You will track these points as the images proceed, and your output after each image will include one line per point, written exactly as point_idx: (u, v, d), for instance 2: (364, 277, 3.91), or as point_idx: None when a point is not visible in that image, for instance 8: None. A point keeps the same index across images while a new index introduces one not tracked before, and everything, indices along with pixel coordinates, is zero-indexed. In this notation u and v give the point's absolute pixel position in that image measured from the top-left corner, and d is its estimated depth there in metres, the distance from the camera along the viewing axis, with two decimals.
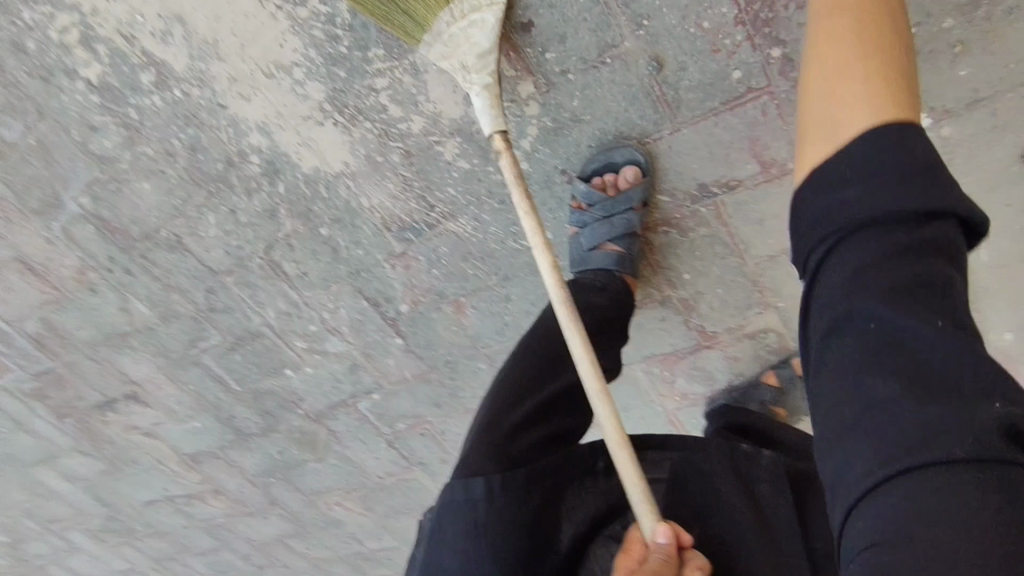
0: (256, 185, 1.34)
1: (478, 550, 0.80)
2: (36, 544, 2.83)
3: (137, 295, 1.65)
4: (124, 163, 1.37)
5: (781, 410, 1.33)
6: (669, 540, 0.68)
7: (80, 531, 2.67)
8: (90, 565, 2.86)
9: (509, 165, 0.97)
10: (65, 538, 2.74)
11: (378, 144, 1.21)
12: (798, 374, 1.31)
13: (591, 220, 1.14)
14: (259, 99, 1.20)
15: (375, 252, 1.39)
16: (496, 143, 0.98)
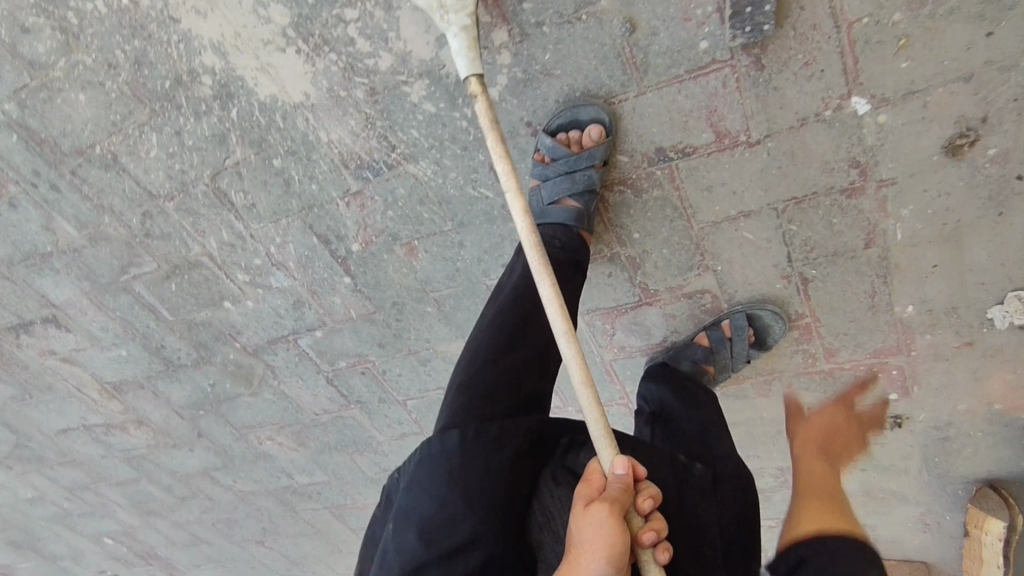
0: (206, 108, 1.28)
1: (443, 491, 0.89)
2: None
3: (63, 214, 1.56)
4: (59, 71, 1.28)
5: (710, 367, 1.45)
6: (626, 471, 0.81)
7: None
8: None
9: (486, 110, 0.97)
10: None
11: (343, 78, 1.18)
12: (727, 337, 1.40)
13: (552, 174, 1.17)
14: (217, 17, 1.15)
15: (330, 188, 1.37)
16: (472, 86, 0.98)
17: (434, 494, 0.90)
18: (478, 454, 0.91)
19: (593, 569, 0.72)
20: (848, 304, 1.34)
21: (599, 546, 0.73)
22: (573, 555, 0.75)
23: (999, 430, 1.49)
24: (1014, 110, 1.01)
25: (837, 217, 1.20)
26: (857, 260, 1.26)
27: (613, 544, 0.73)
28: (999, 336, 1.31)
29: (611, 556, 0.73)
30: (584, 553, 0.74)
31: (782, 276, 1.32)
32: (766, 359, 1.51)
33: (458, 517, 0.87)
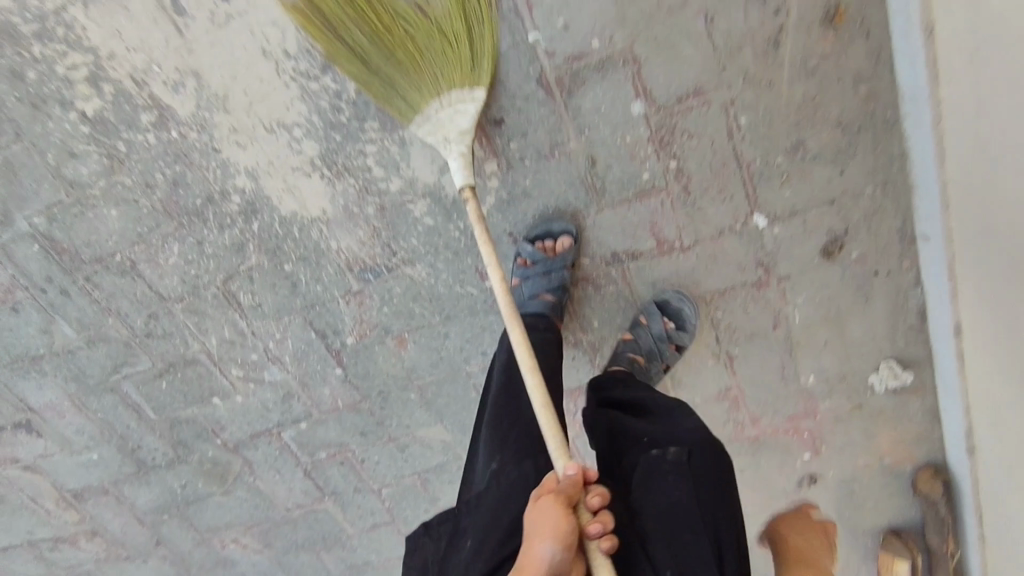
0: (230, 221, 1.49)
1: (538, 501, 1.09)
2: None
3: (66, 317, 1.66)
4: (97, 190, 1.46)
5: None
6: (577, 471, 0.98)
7: None
8: None
9: (475, 212, 1.23)
10: None
11: (358, 197, 1.44)
12: None
13: (532, 274, 1.44)
14: (255, 149, 1.39)
15: (333, 288, 1.58)
16: (466, 193, 1.24)
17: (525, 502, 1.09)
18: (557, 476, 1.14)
19: (543, 549, 0.90)
20: (765, 376, 1.65)
21: (546, 530, 0.92)
22: (528, 540, 0.93)
23: (892, 481, 1.80)
24: (865, 225, 1.41)
25: (751, 306, 1.53)
26: (769, 339, 1.58)
27: (559, 527, 0.92)
28: (880, 398, 1.65)
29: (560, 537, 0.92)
30: (536, 538, 0.92)
31: (712, 354, 1.62)
32: None
33: None
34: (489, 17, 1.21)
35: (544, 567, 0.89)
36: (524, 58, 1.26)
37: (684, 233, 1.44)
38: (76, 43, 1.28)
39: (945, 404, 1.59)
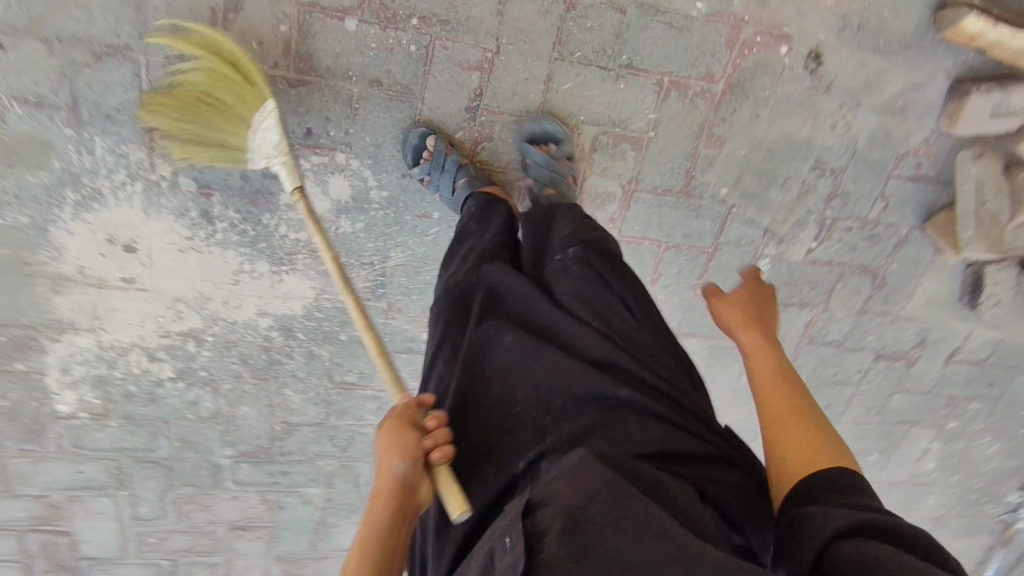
0: (289, 347, 1.93)
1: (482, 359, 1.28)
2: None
3: (303, 483, 2.24)
4: (224, 405, 2.00)
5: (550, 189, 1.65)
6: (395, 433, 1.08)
7: None
8: None
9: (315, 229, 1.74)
10: None
11: (315, 260, 1.78)
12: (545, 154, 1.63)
13: (436, 181, 1.62)
14: (246, 299, 1.81)
15: (377, 319, 1.92)
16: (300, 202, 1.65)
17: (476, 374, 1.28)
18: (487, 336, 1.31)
19: (393, 469, 1.06)
20: (668, 45, 1.63)
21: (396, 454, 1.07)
22: (377, 474, 1.07)
23: None
24: None
25: (587, 22, 1.57)
26: (632, 24, 1.59)
27: (400, 450, 1.07)
28: None
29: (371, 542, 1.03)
30: (385, 461, 1.06)
31: (616, 79, 1.64)
32: (682, 125, 1.73)
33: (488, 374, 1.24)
34: (208, 34, 1.43)
35: (394, 484, 1.06)
36: (268, 85, 1.51)
37: (498, 88, 1.61)
38: (124, 349, 1.83)
39: None
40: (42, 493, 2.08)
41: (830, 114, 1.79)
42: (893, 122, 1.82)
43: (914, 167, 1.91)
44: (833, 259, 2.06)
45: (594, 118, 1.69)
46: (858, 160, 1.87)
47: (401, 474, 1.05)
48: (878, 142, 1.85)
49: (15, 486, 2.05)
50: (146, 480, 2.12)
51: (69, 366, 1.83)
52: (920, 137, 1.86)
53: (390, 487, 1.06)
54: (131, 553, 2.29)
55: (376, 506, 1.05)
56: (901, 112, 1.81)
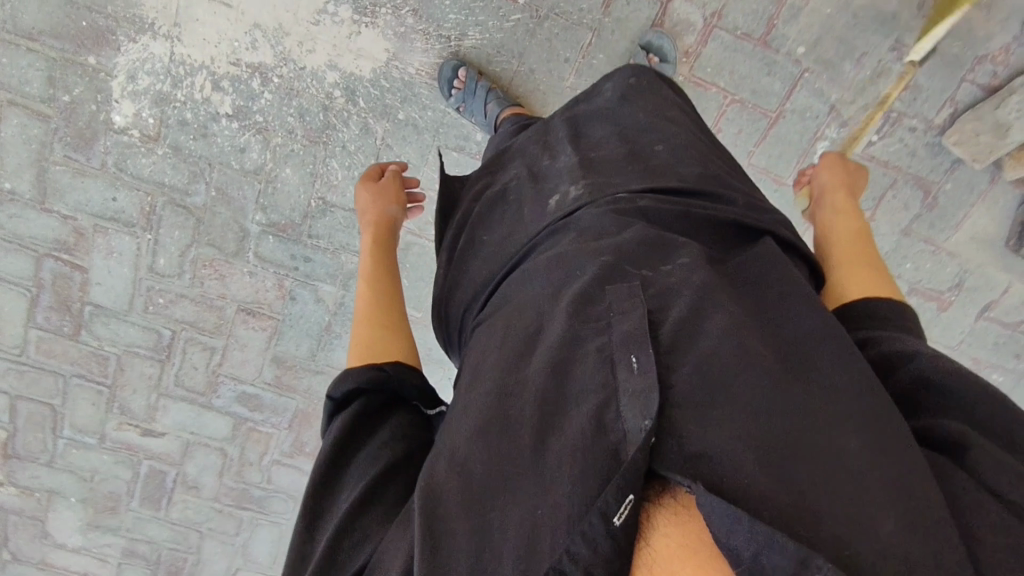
0: (347, 113, 1.96)
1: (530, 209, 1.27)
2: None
3: (320, 277, 2.20)
4: (270, 162, 2.02)
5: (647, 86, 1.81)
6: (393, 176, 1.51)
7: None
8: None
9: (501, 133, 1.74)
10: None
11: (396, 18, 1.85)
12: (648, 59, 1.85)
13: (469, 104, 1.86)
14: (320, 45, 1.87)
15: (438, 104, 1.96)
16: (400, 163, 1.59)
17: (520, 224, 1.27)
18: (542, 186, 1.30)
19: (389, 209, 1.45)
20: None
21: (386, 202, 1.46)
22: (375, 207, 1.44)
23: None
24: None
25: None
26: None
27: (389, 198, 1.47)
28: None
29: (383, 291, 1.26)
30: (383, 202, 1.45)
31: None
32: None
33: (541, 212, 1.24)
34: None
35: (387, 217, 1.43)
36: None
37: None
38: (192, 70, 1.90)
39: None
40: (71, 214, 2.10)
41: None
42: (977, 15, 1.85)
43: (990, 74, 1.91)
44: (892, 161, 2.04)
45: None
46: (937, 48, 1.89)
47: (392, 213, 1.44)
48: (957, 35, 1.87)
49: (50, 197, 2.07)
50: (173, 227, 2.12)
51: (137, 73, 1.91)
52: (1002, 40, 1.88)
53: (384, 217, 1.43)
54: (135, 312, 2.26)
55: (368, 226, 1.41)
56: (988, 6, 1.84)
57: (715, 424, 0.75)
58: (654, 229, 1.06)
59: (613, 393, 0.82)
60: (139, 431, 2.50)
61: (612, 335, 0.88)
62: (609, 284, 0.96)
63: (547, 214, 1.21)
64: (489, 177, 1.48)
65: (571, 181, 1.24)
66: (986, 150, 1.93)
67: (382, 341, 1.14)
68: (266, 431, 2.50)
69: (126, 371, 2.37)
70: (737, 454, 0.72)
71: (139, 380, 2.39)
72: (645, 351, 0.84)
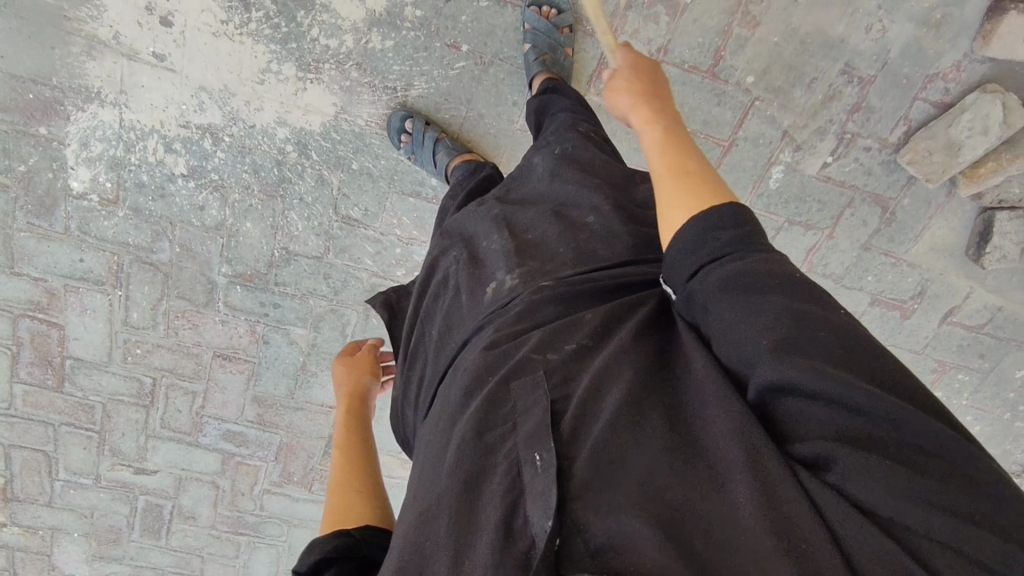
0: (300, 167, 1.97)
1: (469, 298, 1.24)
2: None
3: (291, 321, 2.25)
4: (230, 218, 2.04)
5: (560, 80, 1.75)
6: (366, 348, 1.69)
7: None
8: None
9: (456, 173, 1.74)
10: None
11: (340, 73, 1.83)
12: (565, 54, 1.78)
13: (418, 153, 1.87)
14: (268, 103, 1.87)
15: (391, 152, 1.96)
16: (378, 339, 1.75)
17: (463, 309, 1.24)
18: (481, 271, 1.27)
19: (365, 379, 1.59)
20: None
21: (361, 372, 1.61)
22: (351, 376, 1.59)
23: None
24: None
25: None
26: None
27: (363, 368, 1.62)
28: None
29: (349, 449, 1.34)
30: (360, 373, 1.61)
31: None
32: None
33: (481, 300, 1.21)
34: None
35: (364, 385, 1.58)
36: None
37: None
38: (143, 134, 1.91)
39: None
40: (41, 277, 2.13)
41: (866, 14, 1.80)
42: (927, 35, 1.82)
43: (941, 91, 1.90)
44: (847, 180, 2.04)
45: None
46: (887, 70, 1.87)
47: (367, 382, 1.59)
48: (908, 55, 1.85)
49: (17, 262, 2.10)
50: (143, 283, 2.16)
51: (88, 141, 1.91)
52: (953, 59, 1.85)
53: (361, 386, 1.57)
54: (114, 363, 2.31)
55: (343, 394, 1.54)
56: (938, 25, 1.81)
57: (610, 512, 0.74)
58: (573, 317, 1.05)
59: (522, 496, 0.79)
60: (131, 470, 2.58)
61: (518, 432, 0.87)
62: (516, 377, 0.95)
63: (484, 308, 1.19)
64: (426, 278, 1.45)
65: (507, 268, 1.21)
66: (939, 169, 1.93)
67: (350, 502, 1.16)
68: (254, 464, 2.58)
69: (112, 417, 2.44)
70: (635, 545, 0.70)
71: (126, 425, 2.47)
72: (546, 446, 0.82)
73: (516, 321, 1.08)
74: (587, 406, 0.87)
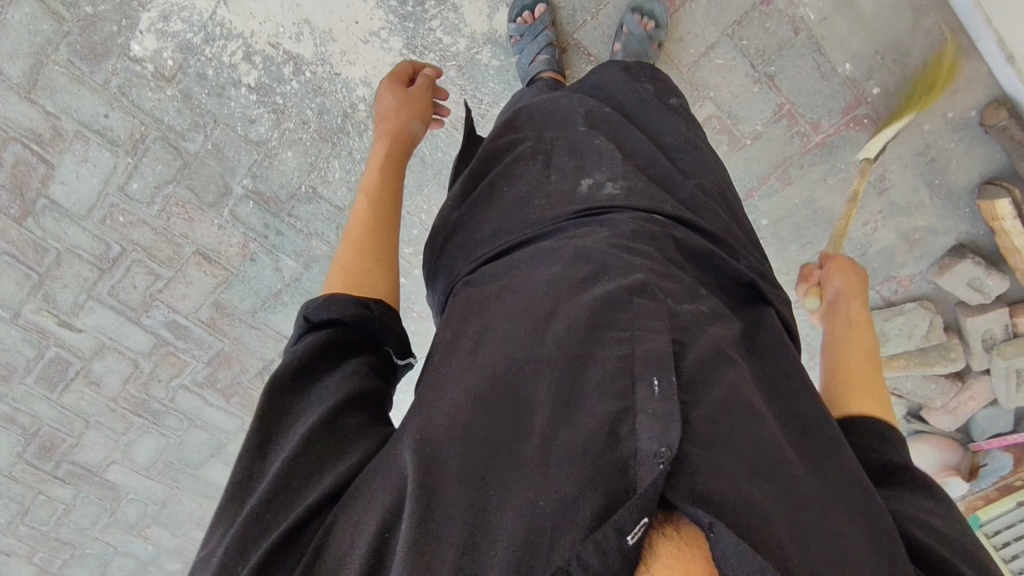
0: (364, 126, 2.04)
1: (551, 193, 1.24)
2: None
3: (286, 252, 2.31)
4: (274, 141, 2.08)
5: None
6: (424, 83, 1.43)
7: None
8: None
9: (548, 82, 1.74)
10: None
11: (440, 66, 1.94)
12: None
13: (524, 45, 1.84)
14: (361, 61, 1.94)
15: (449, 150, 2.09)
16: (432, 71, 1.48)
17: (544, 200, 1.23)
18: (582, 174, 1.27)
19: (414, 126, 1.35)
20: (806, 82, 1.92)
21: (415, 113, 1.37)
22: (401, 118, 1.34)
23: (964, 135, 1.96)
24: None
25: (768, 22, 1.86)
26: (795, 46, 1.88)
27: (418, 110, 1.38)
28: (919, 56, 1.87)
29: (373, 197, 1.19)
30: (410, 117, 1.35)
31: (755, 81, 1.93)
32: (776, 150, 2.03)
33: (565, 201, 1.21)
34: None
35: (408, 134, 1.34)
36: None
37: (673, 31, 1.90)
38: (229, 35, 1.92)
39: (978, 38, 1.80)
40: (55, 113, 2.03)
41: (868, 212, 2.16)
42: (903, 245, 2.20)
43: (891, 290, 2.30)
44: None
45: (720, 101, 1.96)
46: (864, 258, 2.24)
47: (415, 130, 1.36)
48: (884, 253, 2.23)
49: (37, 90, 1.99)
50: (156, 161, 2.13)
51: (170, 16, 1.90)
52: (911, 271, 2.25)
53: (404, 133, 1.33)
54: (91, 220, 2.26)
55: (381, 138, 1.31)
56: (915, 243, 2.19)
57: (711, 454, 0.79)
58: (663, 257, 1.08)
59: (631, 407, 0.81)
60: (56, 320, 2.51)
61: (635, 346, 0.88)
62: (638, 294, 0.95)
63: (578, 203, 1.20)
64: (504, 137, 1.43)
65: (611, 175, 1.24)
66: None
67: (370, 272, 1.07)
68: (185, 359, 2.61)
69: (62, 266, 2.36)
70: (733, 482, 0.77)
71: (73, 278, 2.39)
72: (666, 372, 0.84)
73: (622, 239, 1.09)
74: (707, 351, 0.91)
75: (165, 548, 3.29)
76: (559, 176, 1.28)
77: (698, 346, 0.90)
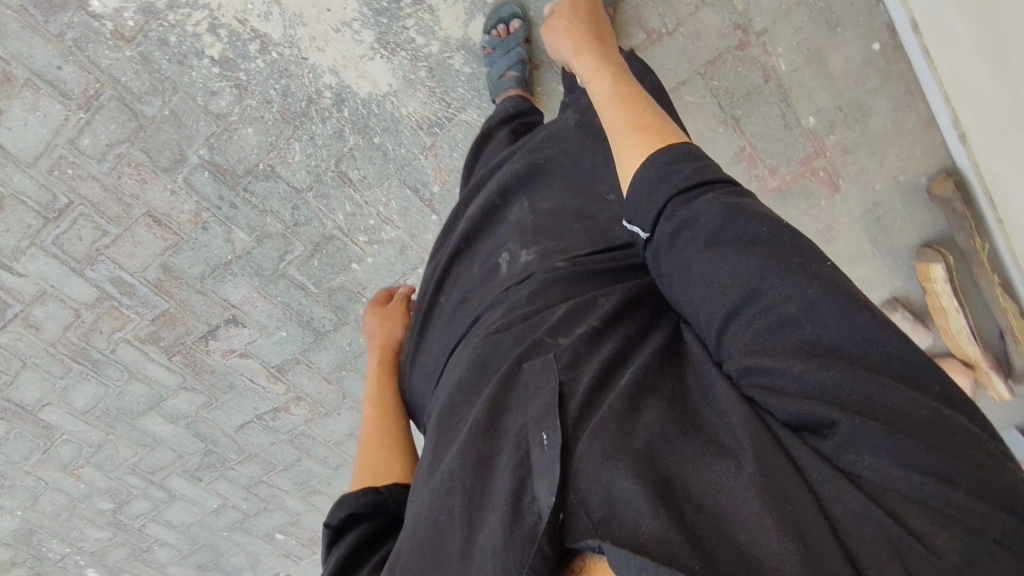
0: (328, 114, 2.03)
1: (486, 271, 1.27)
2: (138, 502, 3.36)
3: (239, 224, 2.28)
4: (234, 115, 2.03)
5: None
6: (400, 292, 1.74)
7: (179, 477, 3.29)
8: (185, 513, 3.45)
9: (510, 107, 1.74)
10: (165, 488, 3.33)
11: (410, 66, 1.96)
12: None
13: (496, 59, 1.87)
14: (330, 49, 1.93)
15: (414, 148, 2.11)
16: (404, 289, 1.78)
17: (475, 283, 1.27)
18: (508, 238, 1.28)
19: (395, 332, 1.62)
20: (769, 129, 1.96)
21: (395, 322, 1.66)
22: (382, 332, 1.62)
23: (910, 199, 2.03)
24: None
25: (740, 67, 1.87)
26: (764, 94, 1.90)
27: (398, 317, 1.68)
28: (880, 119, 1.90)
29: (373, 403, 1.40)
30: (391, 327, 1.63)
31: (721, 121, 1.95)
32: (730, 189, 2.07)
33: (498, 267, 1.24)
34: None
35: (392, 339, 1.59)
36: None
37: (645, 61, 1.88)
38: (195, 4, 1.87)
39: (936, 111, 1.83)
40: (4, 56, 1.91)
41: None
42: None
43: None
44: None
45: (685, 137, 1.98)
46: None
47: (397, 334, 1.60)
48: None
49: None
50: (110, 120, 2.06)
51: None
52: None
53: (389, 342, 1.58)
54: (37, 168, 2.16)
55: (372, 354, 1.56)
56: None
57: (608, 486, 0.74)
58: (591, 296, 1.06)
59: (528, 472, 0.81)
60: None
61: (527, 412, 0.88)
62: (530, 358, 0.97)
63: (500, 282, 1.21)
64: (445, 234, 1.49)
65: (521, 243, 1.23)
66: None
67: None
68: (128, 314, 2.59)
69: (3, 210, 2.28)
70: (626, 503, 0.71)
71: (15, 223, 2.30)
72: (551, 425, 0.83)
73: (542, 293, 1.10)
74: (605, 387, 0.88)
75: (96, 488, 3.29)
76: (494, 245, 1.30)
77: (584, 383, 0.88)
